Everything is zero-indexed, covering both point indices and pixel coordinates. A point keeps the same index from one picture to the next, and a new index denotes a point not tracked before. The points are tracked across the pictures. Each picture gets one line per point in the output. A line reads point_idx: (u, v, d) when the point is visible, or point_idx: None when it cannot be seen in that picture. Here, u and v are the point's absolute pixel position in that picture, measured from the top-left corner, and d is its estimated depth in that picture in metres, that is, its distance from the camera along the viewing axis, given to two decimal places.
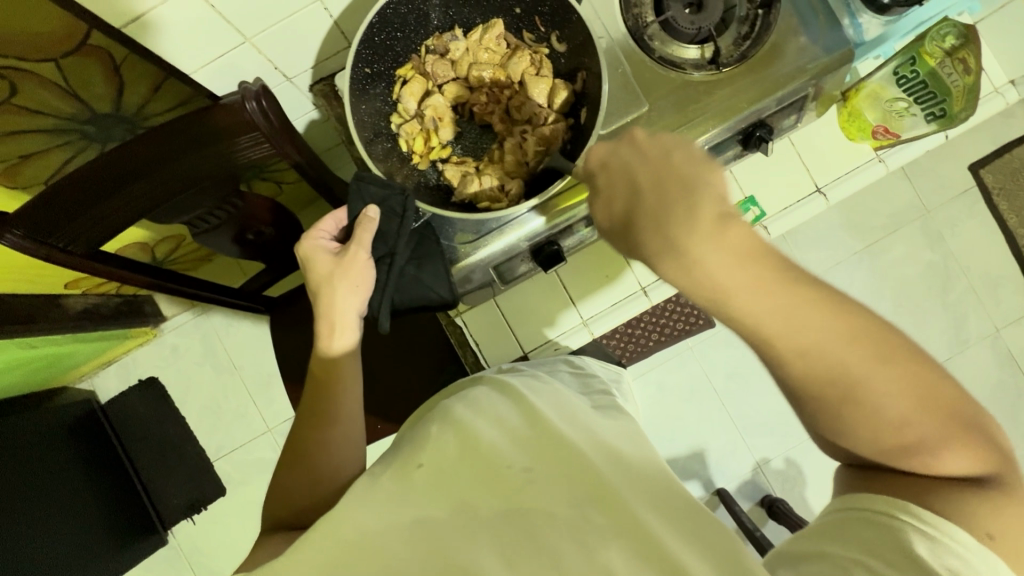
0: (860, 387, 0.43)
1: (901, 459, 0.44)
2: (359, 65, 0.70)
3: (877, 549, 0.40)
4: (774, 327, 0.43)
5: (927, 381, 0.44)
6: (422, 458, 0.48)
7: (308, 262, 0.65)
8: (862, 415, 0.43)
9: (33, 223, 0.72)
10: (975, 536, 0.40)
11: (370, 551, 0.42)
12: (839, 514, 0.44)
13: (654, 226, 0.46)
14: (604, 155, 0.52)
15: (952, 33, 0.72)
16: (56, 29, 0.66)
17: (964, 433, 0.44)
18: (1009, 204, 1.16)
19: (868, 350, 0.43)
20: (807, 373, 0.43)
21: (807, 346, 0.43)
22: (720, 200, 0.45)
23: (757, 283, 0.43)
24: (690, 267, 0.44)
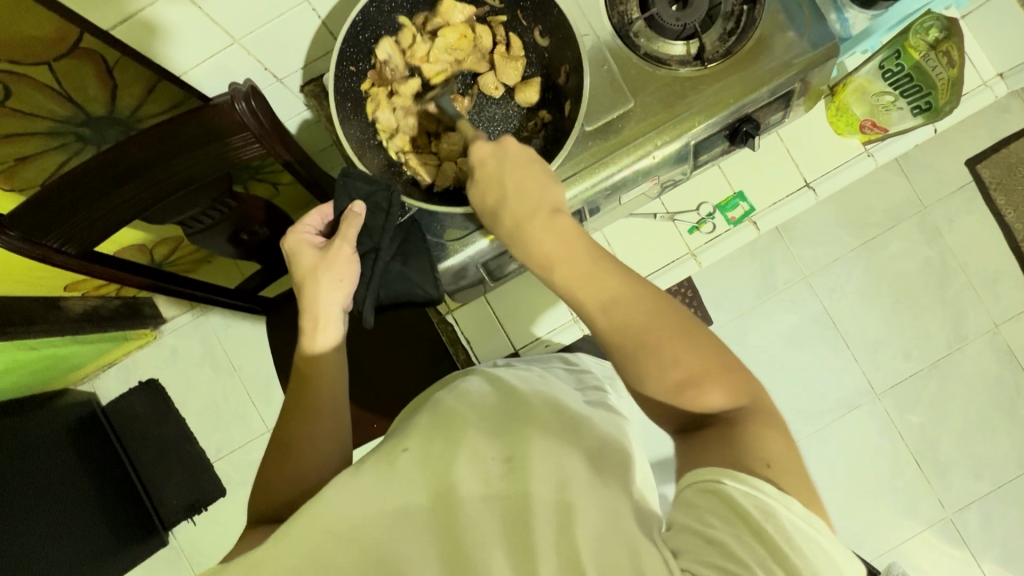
0: (644, 336, 0.48)
1: (680, 397, 0.47)
2: (344, 63, 0.71)
3: (709, 512, 0.40)
4: (583, 289, 0.52)
5: (693, 334, 0.48)
6: (408, 443, 0.50)
7: (293, 257, 0.66)
8: (648, 360, 0.48)
9: (28, 224, 0.74)
10: (776, 484, 0.41)
11: (348, 536, 0.42)
12: (683, 491, 0.43)
13: (515, 223, 0.58)
14: (485, 154, 0.62)
15: (935, 26, 0.72)
16: (48, 32, 0.67)
17: (727, 374, 0.47)
18: (1007, 199, 1.15)
19: (641, 298, 0.50)
20: (608, 324, 0.50)
21: (607, 300, 0.51)
22: (556, 199, 0.59)
23: (572, 256, 0.54)
24: (524, 244, 0.58)
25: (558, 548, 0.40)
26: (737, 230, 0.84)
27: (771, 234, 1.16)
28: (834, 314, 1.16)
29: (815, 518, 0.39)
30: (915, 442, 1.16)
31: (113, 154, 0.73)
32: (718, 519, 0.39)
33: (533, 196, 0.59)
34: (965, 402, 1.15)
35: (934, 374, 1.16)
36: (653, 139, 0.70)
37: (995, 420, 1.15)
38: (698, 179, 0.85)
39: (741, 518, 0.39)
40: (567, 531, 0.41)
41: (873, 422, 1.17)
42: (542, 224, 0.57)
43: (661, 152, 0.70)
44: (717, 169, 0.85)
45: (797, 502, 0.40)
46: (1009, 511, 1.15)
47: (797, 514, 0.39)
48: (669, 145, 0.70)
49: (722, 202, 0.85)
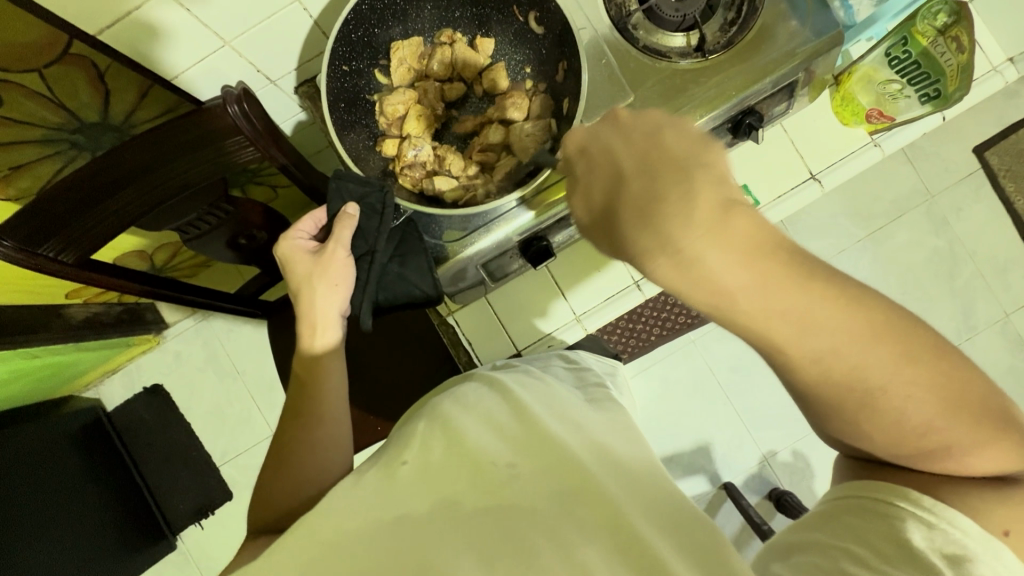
0: (875, 394, 0.40)
1: (924, 460, 0.42)
2: (336, 62, 0.70)
3: (868, 533, 0.41)
4: (786, 329, 0.39)
5: (967, 396, 0.41)
6: (407, 455, 0.48)
7: (287, 262, 0.65)
8: (872, 419, 0.41)
9: (22, 234, 0.73)
10: (987, 528, 0.41)
11: (346, 550, 0.42)
12: (841, 502, 0.45)
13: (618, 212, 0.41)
14: (583, 140, 0.45)
15: (943, 10, 0.69)
16: (37, 38, 0.66)
17: (994, 436, 0.42)
18: (1017, 186, 1.13)
19: (894, 349, 0.40)
20: (826, 385, 0.40)
21: (828, 351, 0.39)
22: (719, 183, 0.39)
23: (758, 281, 0.38)
24: (687, 269, 0.38)
25: (569, 556, 0.39)
26: None
27: (776, 226, 1.14)
28: None
29: (1014, 565, 0.40)
30: None
31: (106, 162, 0.72)
32: (878, 547, 0.40)
33: (684, 189, 0.38)
34: None
35: None
36: None
37: None
38: None
39: (920, 546, 0.40)
40: (576, 540, 0.40)
41: None
42: (711, 230, 0.37)
43: None
44: None
45: (1002, 548, 0.40)
46: None
47: (986, 553, 0.40)
48: None
49: None
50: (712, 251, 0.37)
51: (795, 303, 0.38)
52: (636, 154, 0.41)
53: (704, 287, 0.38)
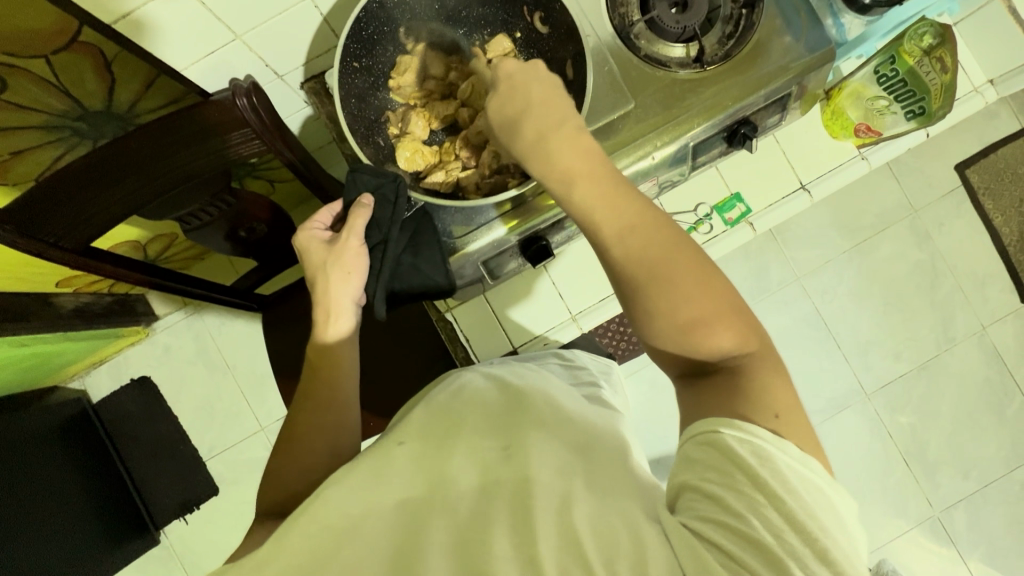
0: (657, 269, 0.49)
1: (688, 340, 0.47)
2: (347, 60, 0.72)
3: (711, 466, 0.43)
4: (602, 210, 0.52)
5: (714, 282, 0.49)
6: (404, 438, 0.51)
7: (303, 252, 0.66)
8: (647, 295, 0.49)
9: (21, 219, 0.73)
10: (775, 431, 0.44)
11: (349, 533, 0.43)
12: (690, 443, 0.45)
13: (538, 133, 0.56)
14: (512, 68, 0.59)
15: (929, 32, 0.74)
16: (47, 25, 0.67)
17: (735, 321, 0.48)
18: (994, 203, 1.18)
19: (669, 237, 0.50)
20: (624, 256, 0.50)
21: (623, 227, 0.51)
22: (575, 117, 0.57)
23: (592, 168, 0.54)
24: (545, 154, 0.55)
25: (557, 530, 0.41)
26: (733, 232, 0.85)
27: (765, 235, 1.17)
28: (827, 315, 1.18)
29: (809, 460, 0.42)
30: (905, 444, 1.18)
31: (112, 149, 0.72)
32: (715, 472, 0.42)
33: (556, 116, 0.56)
34: (954, 402, 1.17)
35: (923, 375, 1.18)
36: (653, 141, 0.71)
37: (982, 421, 1.17)
38: (696, 180, 0.86)
39: (740, 464, 0.41)
40: (564, 514, 0.42)
41: (863, 423, 1.18)
42: (566, 136, 0.55)
43: (659, 154, 0.72)
44: (715, 171, 0.85)
45: (793, 447, 0.43)
46: (995, 510, 1.17)
47: (791, 456, 0.42)
48: (666, 147, 0.71)
49: (719, 203, 0.86)
50: (558, 146, 0.55)
51: (603, 186, 0.53)
52: (542, 92, 0.57)
53: (555, 167, 0.54)
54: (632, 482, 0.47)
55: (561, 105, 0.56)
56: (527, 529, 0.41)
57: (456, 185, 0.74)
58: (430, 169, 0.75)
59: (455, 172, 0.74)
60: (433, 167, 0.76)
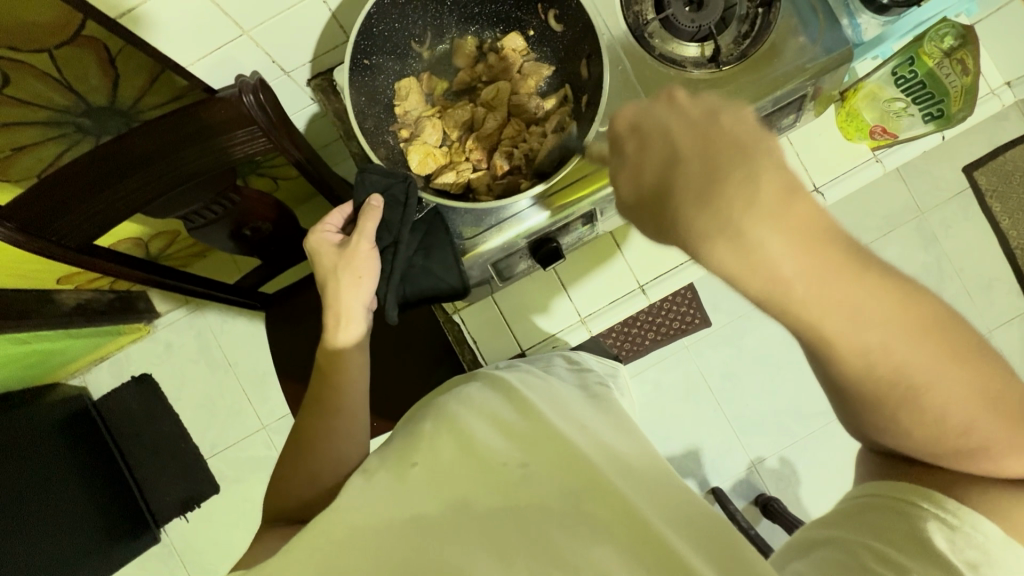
0: (920, 395, 0.39)
1: (951, 457, 0.42)
2: (358, 56, 0.70)
3: (882, 529, 0.43)
4: (852, 339, 0.37)
5: (989, 390, 0.40)
6: (416, 456, 0.49)
7: (315, 255, 0.65)
8: (907, 413, 0.41)
9: (25, 217, 0.72)
10: (1006, 531, 0.41)
11: (369, 550, 0.43)
12: (866, 504, 0.46)
13: (715, 215, 0.36)
14: (632, 120, 0.44)
15: (950, 33, 0.72)
16: (50, 19, 0.65)
17: (1017, 440, 0.41)
18: (1004, 206, 1.16)
19: (942, 347, 0.39)
20: (871, 380, 0.39)
21: (879, 347, 0.38)
22: (786, 170, 0.36)
23: (818, 276, 0.36)
24: (751, 257, 0.35)
25: (590, 557, 0.40)
26: None
27: None
28: None
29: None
30: None
31: (116, 147, 0.71)
32: (885, 539, 0.42)
33: (749, 172, 0.36)
34: None
35: None
36: None
37: None
38: None
39: (931, 536, 0.41)
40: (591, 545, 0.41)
41: None
42: (773, 212, 0.35)
43: None
44: None
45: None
46: None
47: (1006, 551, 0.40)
48: None
49: None
50: (769, 232, 0.35)
51: (844, 296, 0.36)
52: (693, 137, 0.39)
53: (765, 277, 0.36)
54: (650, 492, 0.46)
55: (743, 145, 0.37)
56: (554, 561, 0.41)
57: (468, 187, 0.73)
58: (440, 169, 0.74)
59: (465, 172, 0.73)
60: (442, 168, 0.74)
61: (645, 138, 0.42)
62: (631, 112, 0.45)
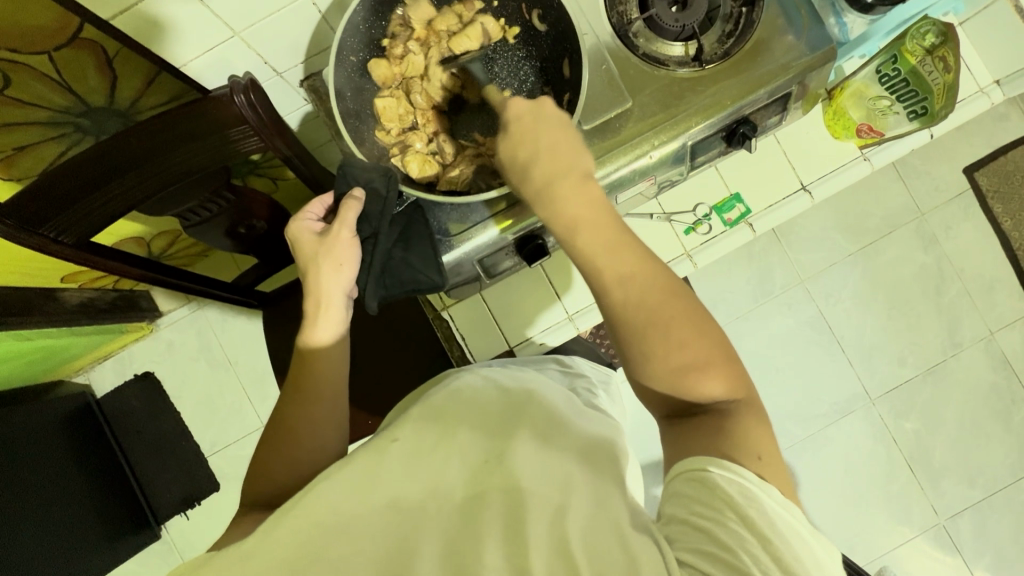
0: (655, 315, 0.50)
1: (679, 380, 0.49)
2: (344, 55, 0.72)
3: (698, 501, 0.42)
4: (604, 262, 0.53)
5: (704, 323, 0.50)
6: (398, 434, 0.52)
7: (295, 243, 0.66)
8: (645, 340, 0.50)
9: (25, 213, 0.74)
10: (759, 474, 0.44)
11: (344, 531, 0.44)
12: (678, 482, 0.45)
13: (545, 181, 0.57)
14: (523, 110, 0.61)
15: (931, 31, 0.73)
16: (47, 22, 0.67)
17: (727, 370, 0.49)
18: (1004, 207, 1.16)
19: (675, 297, 0.51)
20: (624, 300, 0.51)
21: (625, 273, 0.52)
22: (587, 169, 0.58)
23: (598, 225, 0.54)
24: (552, 203, 0.56)
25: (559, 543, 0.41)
26: (733, 232, 0.84)
27: (768, 237, 1.16)
28: (831, 318, 1.17)
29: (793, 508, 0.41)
30: (910, 450, 1.16)
31: (113, 145, 0.73)
32: (706, 506, 0.41)
33: (567, 160, 0.58)
34: (961, 408, 1.16)
35: (928, 381, 1.16)
36: (650, 140, 0.70)
37: (989, 428, 1.15)
38: (695, 180, 0.85)
39: (726, 502, 0.41)
40: (560, 524, 0.42)
41: (866, 428, 1.17)
42: (571, 188, 0.57)
43: (658, 153, 0.70)
44: (715, 170, 0.85)
45: (777, 492, 0.42)
46: (1002, 518, 1.15)
47: (778, 503, 0.41)
48: (666, 145, 0.70)
49: (718, 203, 0.85)
50: (572, 197, 0.56)
51: (606, 240, 0.54)
52: (549, 142, 0.59)
53: (558, 216, 0.56)
54: (617, 485, 0.47)
55: (569, 152, 0.58)
56: (521, 538, 0.41)
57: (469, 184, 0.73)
58: (441, 171, 0.74)
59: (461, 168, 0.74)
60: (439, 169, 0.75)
61: (516, 125, 0.61)
62: (521, 106, 0.61)
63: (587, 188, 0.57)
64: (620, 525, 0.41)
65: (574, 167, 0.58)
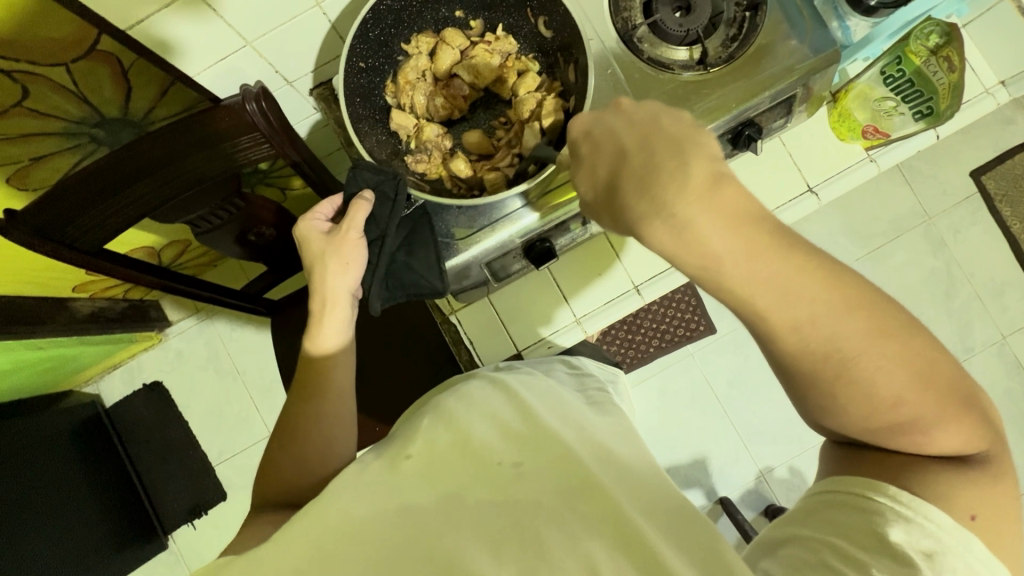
0: (847, 366, 0.43)
1: (895, 434, 0.45)
2: (354, 59, 0.73)
3: (848, 531, 0.43)
4: (761, 301, 0.42)
5: (908, 353, 0.44)
6: (411, 450, 0.50)
7: (303, 242, 0.67)
8: (849, 392, 0.44)
9: (41, 223, 0.75)
10: (959, 521, 0.43)
11: (357, 539, 0.44)
12: (825, 499, 0.46)
13: (643, 192, 0.43)
14: (590, 123, 0.50)
15: (935, 32, 0.76)
16: (66, 34, 0.69)
17: (940, 406, 0.44)
18: (1013, 210, 1.15)
19: (872, 322, 0.43)
20: (800, 349, 0.43)
21: (806, 318, 0.43)
22: (713, 158, 0.43)
23: (746, 249, 0.42)
24: (676, 229, 0.42)
25: (576, 554, 0.41)
26: None
27: None
28: None
29: (973, 540, 0.42)
30: None
31: (125, 153, 0.74)
32: (857, 541, 0.42)
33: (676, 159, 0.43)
34: None
35: None
36: None
37: (1005, 434, 1.14)
38: None
39: (894, 536, 0.42)
40: (581, 536, 0.42)
41: None
42: (700, 198, 0.41)
43: None
44: None
45: (954, 523, 0.42)
46: None
47: (959, 549, 0.42)
48: None
49: None
50: (700, 212, 0.41)
51: (765, 271, 0.42)
52: (636, 135, 0.46)
53: (691, 246, 0.42)
54: (642, 494, 0.46)
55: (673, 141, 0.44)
56: (541, 555, 0.41)
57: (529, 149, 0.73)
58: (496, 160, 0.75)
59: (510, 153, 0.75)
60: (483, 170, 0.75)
61: (588, 142, 0.49)
62: (587, 115, 0.51)
63: (720, 193, 0.41)
64: (651, 549, 0.41)
65: (695, 162, 0.43)
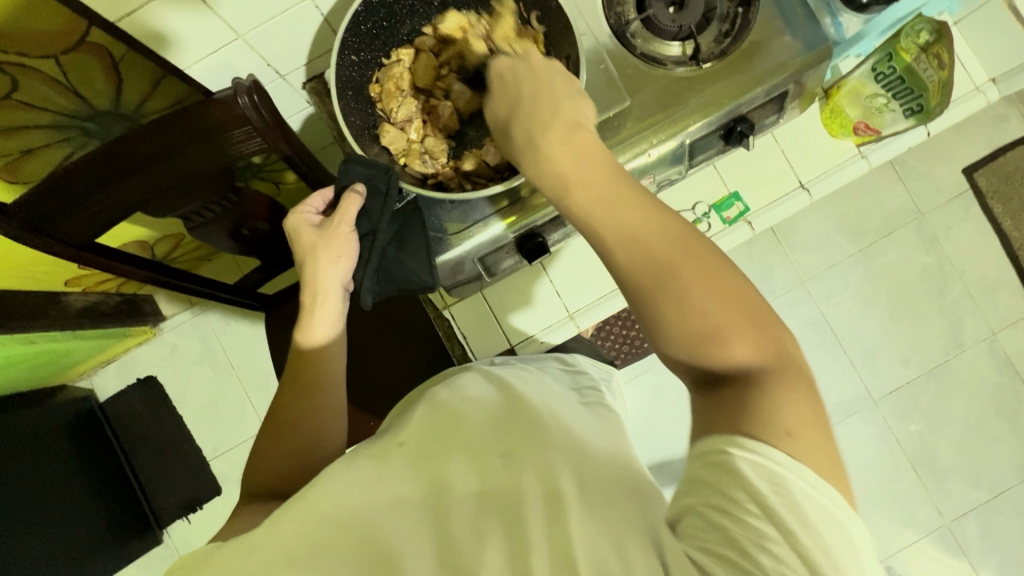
0: (666, 273, 0.45)
1: (701, 346, 0.44)
2: (347, 53, 0.73)
3: (718, 489, 0.39)
4: (594, 194, 0.49)
5: (707, 259, 0.45)
6: (403, 438, 0.51)
7: (293, 235, 0.67)
8: (657, 293, 0.45)
9: (31, 217, 0.75)
10: (793, 453, 0.38)
11: (345, 525, 0.44)
12: (695, 461, 0.41)
13: (527, 136, 0.55)
14: (503, 67, 0.62)
15: (925, 29, 0.75)
16: (55, 27, 0.69)
17: (750, 322, 0.43)
18: (1005, 207, 1.16)
19: (678, 232, 0.46)
20: (629, 260, 0.46)
21: (629, 234, 0.47)
22: (574, 113, 0.55)
23: (589, 166, 0.51)
24: (543, 163, 0.53)
25: (555, 543, 0.41)
26: (731, 230, 0.85)
27: (770, 237, 1.16)
28: (833, 319, 1.17)
29: (828, 487, 0.38)
30: (914, 451, 1.16)
31: (117, 146, 0.74)
32: (726, 500, 0.38)
33: (549, 105, 0.55)
34: (965, 410, 1.15)
35: (932, 381, 1.16)
36: (649, 138, 0.71)
37: (994, 429, 1.15)
38: (695, 179, 0.86)
39: (747, 494, 0.38)
40: (560, 523, 0.42)
41: (871, 429, 1.16)
42: (558, 136, 0.53)
43: (656, 151, 0.71)
44: (714, 169, 0.85)
45: (811, 470, 0.38)
46: (1008, 521, 1.15)
47: (811, 485, 0.38)
48: (663, 144, 0.71)
49: (718, 202, 0.85)
50: (556, 148, 0.52)
51: (606, 193, 0.49)
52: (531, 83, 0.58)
53: (549, 170, 0.53)
54: (626, 486, 0.46)
55: (551, 96, 0.56)
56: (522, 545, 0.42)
57: None
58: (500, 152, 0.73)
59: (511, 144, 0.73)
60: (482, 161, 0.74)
61: (499, 82, 0.62)
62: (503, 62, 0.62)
63: (572, 133, 0.53)
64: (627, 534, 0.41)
65: (561, 112, 0.55)
